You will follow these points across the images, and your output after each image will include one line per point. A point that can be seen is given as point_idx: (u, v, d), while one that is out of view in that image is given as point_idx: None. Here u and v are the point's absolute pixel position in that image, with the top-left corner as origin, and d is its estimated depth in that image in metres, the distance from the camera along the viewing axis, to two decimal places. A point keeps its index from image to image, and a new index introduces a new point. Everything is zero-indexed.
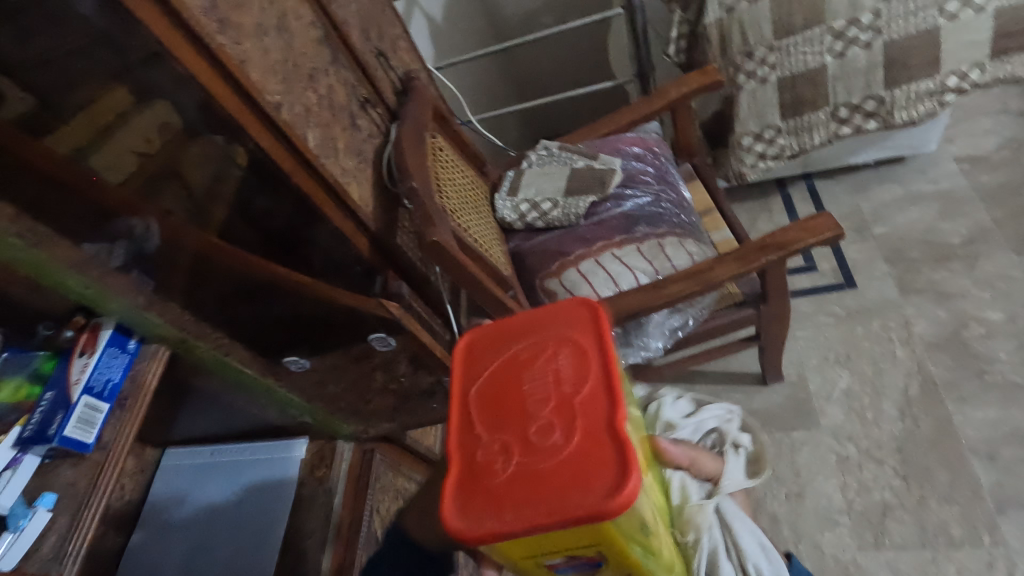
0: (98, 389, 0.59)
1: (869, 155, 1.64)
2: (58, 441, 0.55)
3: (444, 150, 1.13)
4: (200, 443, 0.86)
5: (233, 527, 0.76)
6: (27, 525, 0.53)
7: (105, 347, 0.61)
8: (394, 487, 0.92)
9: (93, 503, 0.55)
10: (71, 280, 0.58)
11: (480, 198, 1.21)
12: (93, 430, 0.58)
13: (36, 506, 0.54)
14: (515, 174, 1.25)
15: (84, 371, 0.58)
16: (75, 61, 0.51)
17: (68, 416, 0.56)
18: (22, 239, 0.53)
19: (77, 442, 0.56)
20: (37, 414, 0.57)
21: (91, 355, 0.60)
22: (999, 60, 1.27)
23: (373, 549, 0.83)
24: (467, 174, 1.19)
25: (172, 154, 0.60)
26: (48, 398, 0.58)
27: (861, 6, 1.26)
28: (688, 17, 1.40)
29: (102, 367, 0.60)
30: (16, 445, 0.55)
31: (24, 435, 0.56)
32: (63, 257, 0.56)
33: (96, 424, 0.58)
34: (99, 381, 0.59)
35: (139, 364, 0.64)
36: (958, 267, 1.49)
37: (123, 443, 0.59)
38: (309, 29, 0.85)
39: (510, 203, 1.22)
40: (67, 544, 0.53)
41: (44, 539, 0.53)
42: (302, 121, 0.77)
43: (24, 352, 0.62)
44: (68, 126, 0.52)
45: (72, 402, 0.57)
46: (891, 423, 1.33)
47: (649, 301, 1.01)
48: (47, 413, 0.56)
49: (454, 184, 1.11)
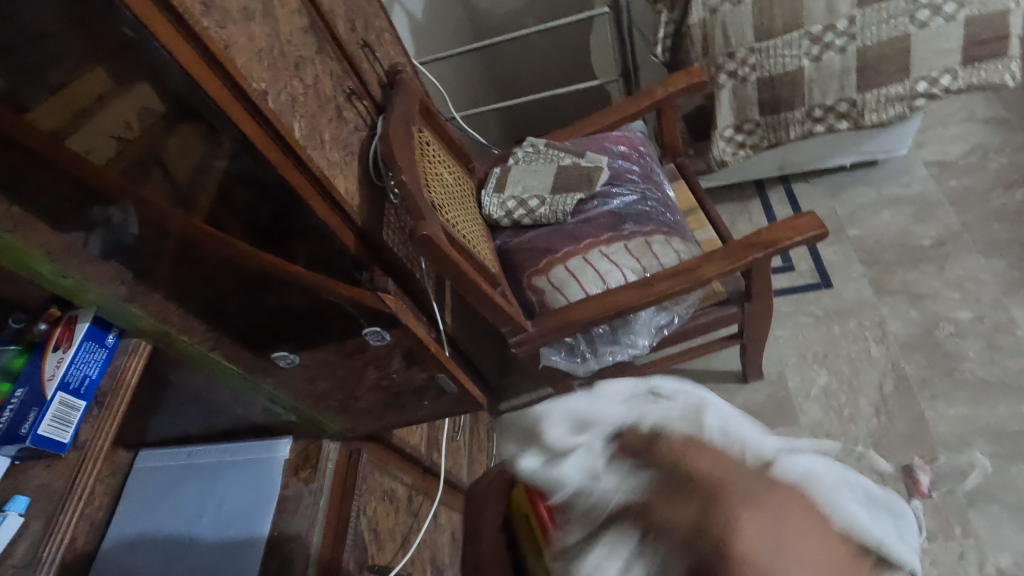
0: (74, 384, 0.56)
1: (845, 159, 1.68)
2: (31, 441, 0.52)
3: (431, 145, 1.11)
4: (173, 445, 0.82)
5: (217, 530, 0.73)
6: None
7: (83, 339, 0.57)
8: (380, 488, 0.90)
9: (70, 508, 0.53)
10: (42, 265, 0.55)
11: (467, 195, 1.20)
12: (69, 429, 0.55)
13: (6, 510, 0.51)
14: (501, 171, 1.24)
15: (59, 366, 0.55)
16: (54, 39, 0.48)
17: (43, 414, 0.53)
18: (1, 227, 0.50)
19: (52, 441, 0.53)
20: (7, 411, 0.53)
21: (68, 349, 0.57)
22: (971, 67, 1.30)
23: (359, 551, 0.81)
24: (455, 171, 1.18)
25: (154, 139, 0.57)
26: (19, 394, 0.55)
27: (838, 13, 1.29)
28: (674, 17, 1.40)
29: (80, 361, 0.56)
30: None
31: None
32: (44, 244, 0.53)
33: (73, 423, 0.55)
34: (76, 375, 0.56)
35: (119, 359, 0.60)
36: (930, 268, 1.54)
37: (102, 443, 0.56)
38: (295, 17, 0.83)
39: (497, 200, 1.21)
40: (42, 549, 0.51)
41: (15, 547, 0.50)
42: (288, 110, 0.74)
43: None
44: (45, 107, 0.49)
45: (47, 399, 0.54)
46: (868, 420, 1.36)
47: (637, 298, 1.01)
48: (19, 410, 0.53)
49: (441, 180, 1.10)
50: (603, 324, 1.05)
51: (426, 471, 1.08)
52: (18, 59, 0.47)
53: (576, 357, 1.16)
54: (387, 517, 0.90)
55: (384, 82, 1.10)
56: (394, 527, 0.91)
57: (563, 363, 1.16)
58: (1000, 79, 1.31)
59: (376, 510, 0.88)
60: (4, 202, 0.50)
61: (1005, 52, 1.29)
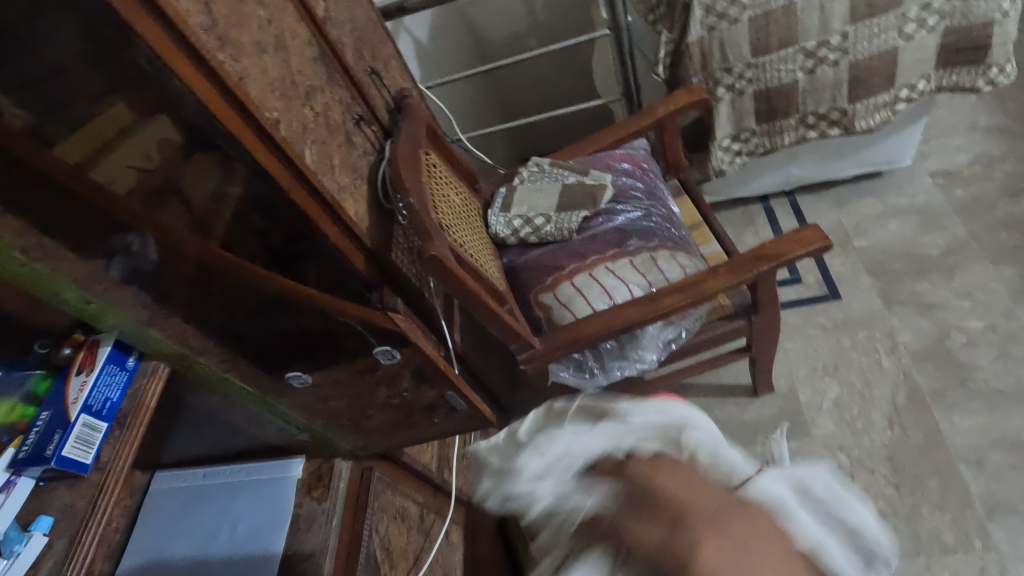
0: (96, 407, 0.57)
1: (848, 171, 1.69)
2: (55, 461, 0.53)
3: (438, 167, 1.14)
4: (190, 466, 0.83)
5: (234, 549, 0.74)
6: (22, 551, 0.51)
7: (105, 363, 0.59)
8: (393, 507, 0.90)
9: (92, 526, 0.55)
10: (66, 290, 0.57)
11: (474, 214, 1.22)
12: (91, 451, 0.56)
13: (30, 531, 0.52)
14: (507, 191, 1.26)
15: (82, 389, 0.57)
16: (76, 75, 0.50)
17: (66, 435, 0.54)
18: (28, 254, 0.53)
19: (75, 462, 0.55)
20: (32, 434, 0.55)
21: (91, 371, 0.58)
22: (944, 71, 1.35)
23: (372, 571, 0.81)
24: (461, 191, 1.21)
25: (173, 169, 0.59)
26: (44, 417, 0.56)
27: (831, 30, 1.30)
28: (673, 37, 1.42)
29: (102, 384, 0.58)
30: (9, 467, 0.54)
31: (18, 456, 0.54)
32: (69, 272, 0.56)
33: (95, 444, 0.57)
34: (98, 398, 0.57)
35: (139, 381, 0.62)
36: (938, 278, 1.54)
37: (122, 463, 0.58)
38: (306, 48, 0.86)
39: (503, 219, 1.23)
40: (66, 568, 0.53)
41: (40, 565, 0.52)
42: (300, 138, 0.77)
43: (19, 371, 0.60)
44: (70, 140, 0.51)
45: (70, 420, 0.55)
46: (881, 431, 1.35)
47: (644, 313, 1.01)
48: (44, 433, 0.55)
49: (449, 200, 1.12)
50: (613, 339, 1.05)
51: (438, 490, 1.08)
52: (42, 94, 0.49)
53: (584, 372, 1.16)
54: (400, 536, 0.90)
55: (392, 107, 1.13)
56: (407, 546, 0.91)
57: (573, 380, 1.17)
58: (973, 83, 1.35)
59: (389, 529, 0.88)
60: (35, 231, 0.53)
61: (981, 60, 1.32)
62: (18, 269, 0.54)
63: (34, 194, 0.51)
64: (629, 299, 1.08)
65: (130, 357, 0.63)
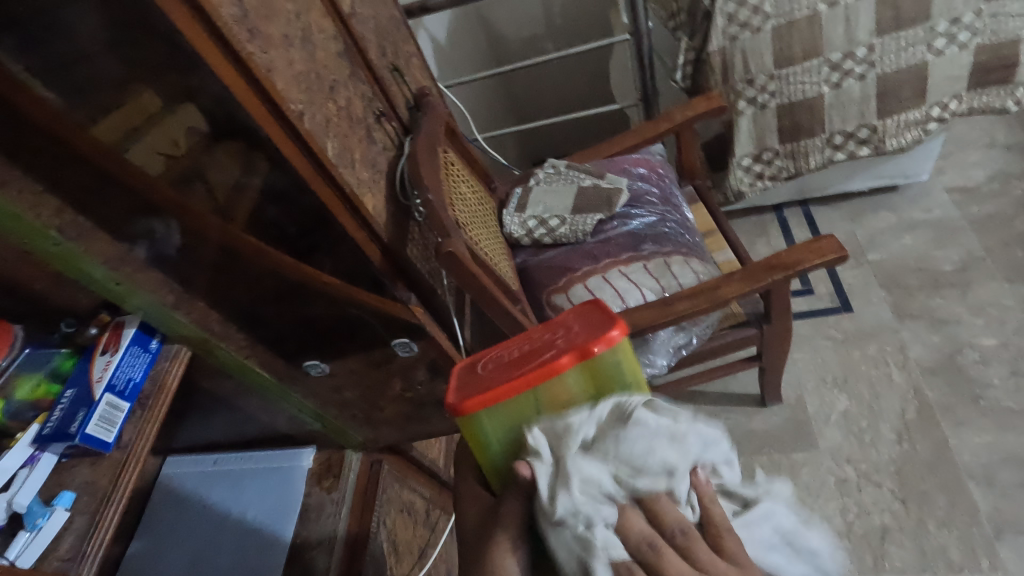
0: (120, 387, 0.58)
1: (865, 183, 1.68)
2: (80, 439, 0.54)
3: (456, 164, 1.14)
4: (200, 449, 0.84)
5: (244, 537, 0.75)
6: (44, 525, 0.52)
7: (129, 345, 0.60)
8: (400, 500, 0.91)
9: (112, 504, 0.55)
10: (95, 271, 0.59)
11: (489, 213, 1.23)
12: (113, 430, 0.57)
13: (53, 506, 0.54)
14: (523, 191, 1.26)
15: (107, 369, 0.58)
16: (107, 62, 0.51)
17: (91, 414, 0.55)
18: (63, 234, 0.55)
19: (99, 441, 0.55)
20: (57, 411, 0.57)
21: (116, 352, 0.59)
22: (976, 91, 1.34)
23: (378, 561, 0.82)
24: (477, 190, 1.22)
25: (198, 156, 0.60)
26: (69, 395, 0.57)
27: (857, 41, 1.30)
28: (694, 45, 1.43)
29: (126, 365, 0.59)
30: (34, 442, 0.55)
31: (43, 432, 0.55)
32: (101, 252, 0.58)
33: (118, 423, 0.58)
34: (121, 378, 0.58)
35: (161, 363, 0.64)
36: (952, 293, 1.53)
37: (142, 444, 0.59)
38: (331, 43, 0.87)
39: (518, 219, 1.24)
40: (85, 544, 0.53)
41: (60, 541, 0.53)
42: (322, 130, 0.78)
43: (44, 349, 0.62)
44: (102, 124, 0.53)
45: (95, 399, 0.56)
46: (889, 446, 1.34)
47: (656, 317, 1.01)
48: (69, 410, 0.56)
49: (464, 198, 1.12)
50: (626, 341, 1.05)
51: (443, 485, 1.09)
52: (75, 80, 0.50)
53: None
54: (405, 530, 0.91)
55: (411, 105, 1.13)
56: (413, 539, 0.91)
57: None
58: (1002, 104, 1.35)
59: (395, 521, 0.89)
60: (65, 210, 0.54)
61: (1013, 79, 1.31)
62: (51, 247, 0.55)
63: (71, 173, 0.53)
64: (642, 303, 1.08)
65: (153, 341, 0.64)
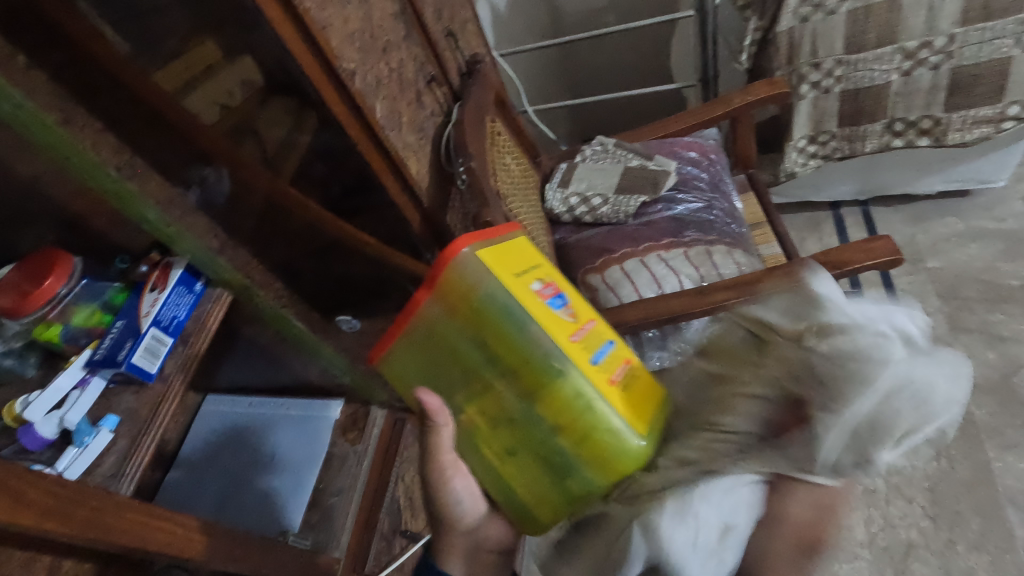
0: (165, 322, 0.62)
1: (932, 185, 1.58)
2: (126, 367, 0.58)
3: (502, 136, 1.14)
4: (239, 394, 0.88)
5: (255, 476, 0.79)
6: (90, 443, 0.56)
7: (175, 284, 0.63)
8: (419, 460, 0.94)
9: (150, 432, 0.59)
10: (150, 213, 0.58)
11: (532, 187, 1.22)
12: (155, 362, 0.61)
13: (98, 426, 0.57)
14: (567, 167, 1.26)
15: (154, 304, 0.61)
16: (167, 13, 0.53)
17: (137, 344, 0.59)
18: (120, 173, 0.54)
19: (142, 370, 0.59)
20: (107, 339, 0.60)
21: (162, 290, 0.62)
22: None
23: (394, 515, 0.85)
24: (522, 162, 1.21)
25: (250, 108, 0.63)
26: (117, 327, 0.61)
27: (938, 30, 1.21)
28: (762, 24, 1.35)
29: (172, 303, 0.62)
30: (86, 366, 0.60)
31: (94, 357, 0.60)
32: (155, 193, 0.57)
33: (160, 356, 0.61)
34: (167, 315, 0.62)
35: (204, 304, 0.67)
36: (1015, 309, 1.43)
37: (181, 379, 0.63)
38: (387, 3, 0.87)
39: (560, 195, 1.23)
40: (125, 466, 0.57)
41: (103, 460, 0.56)
42: (372, 91, 0.78)
43: (100, 282, 0.65)
44: (165, 70, 0.55)
45: (141, 331, 0.60)
46: (925, 461, 1.29)
47: (691, 306, 0.99)
48: (118, 339, 0.59)
49: (507, 170, 1.12)
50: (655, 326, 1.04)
51: None
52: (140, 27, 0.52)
53: None
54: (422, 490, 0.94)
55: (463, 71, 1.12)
56: (430, 498, 0.94)
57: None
58: None
59: (413, 480, 0.92)
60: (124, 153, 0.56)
61: None
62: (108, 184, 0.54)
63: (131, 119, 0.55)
64: (677, 290, 1.05)
65: (196, 283, 0.67)
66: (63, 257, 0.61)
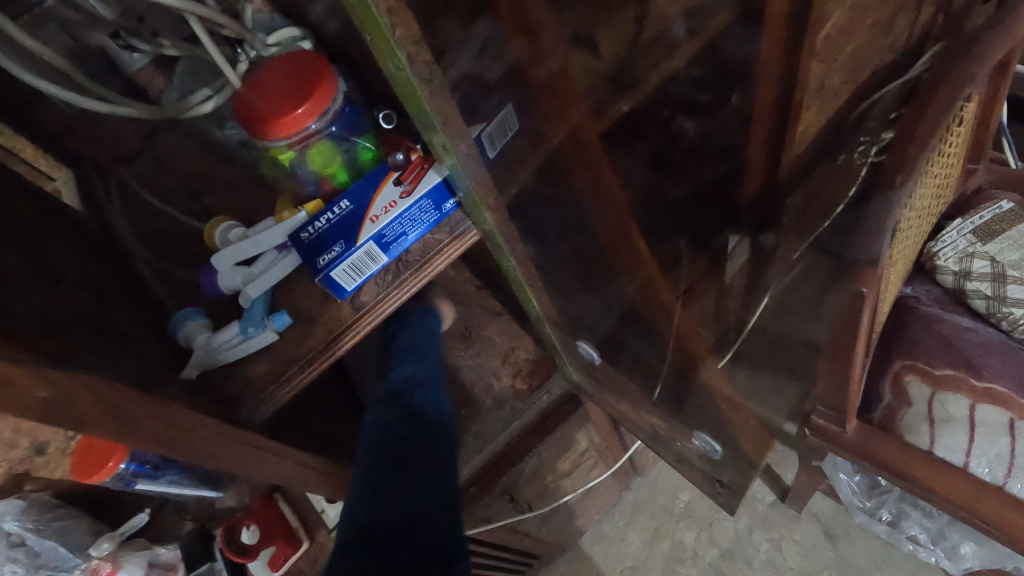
0: (389, 240, 0.41)
1: None
2: (319, 277, 0.40)
3: (961, 121, 0.68)
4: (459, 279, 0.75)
5: None
6: (252, 337, 0.39)
7: (424, 196, 0.40)
8: (570, 441, 0.79)
9: (311, 366, 0.41)
10: (431, 129, 0.31)
11: (937, 209, 0.76)
12: (357, 279, 0.41)
13: (267, 321, 0.40)
14: (1013, 212, 0.78)
15: (390, 212, 0.40)
16: None
17: (345, 255, 0.40)
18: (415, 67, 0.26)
19: (337, 285, 0.40)
20: (326, 216, 0.42)
21: (407, 194, 0.40)
22: None
23: (517, 479, 0.75)
24: (946, 183, 0.74)
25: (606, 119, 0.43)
26: (342, 206, 0.41)
27: None
28: None
29: (412, 218, 0.41)
30: (290, 236, 0.42)
31: (301, 234, 0.42)
32: (450, 109, 0.29)
33: (366, 273, 0.41)
34: (395, 231, 0.41)
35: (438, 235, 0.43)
36: None
37: (378, 313, 0.42)
38: None
39: (963, 248, 0.79)
40: (278, 390, 0.40)
41: (257, 363, 0.40)
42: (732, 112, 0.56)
43: (353, 127, 0.44)
44: None
45: (358, 240, 0.40)
46: None
47: (963, 499, 0.65)
48: (333, 229, 0.41)
49: (925, 195, 0.68)
50: (1009, 547, 0.64)
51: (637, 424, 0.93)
52: None
53: (867, 491, 0.79)
54: (556, 464, 0.81)
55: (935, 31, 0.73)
56: (558, 472, 0.83)
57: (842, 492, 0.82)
58: None
59: (546, 458, 0.77)
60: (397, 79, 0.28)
61: None
62: (388, 63, 0.27)
63: (373, 25, 0.24)
64: (981, 476, 0.67)
65: (446, 202, 0.42)
66: (330, 80, 0.41)
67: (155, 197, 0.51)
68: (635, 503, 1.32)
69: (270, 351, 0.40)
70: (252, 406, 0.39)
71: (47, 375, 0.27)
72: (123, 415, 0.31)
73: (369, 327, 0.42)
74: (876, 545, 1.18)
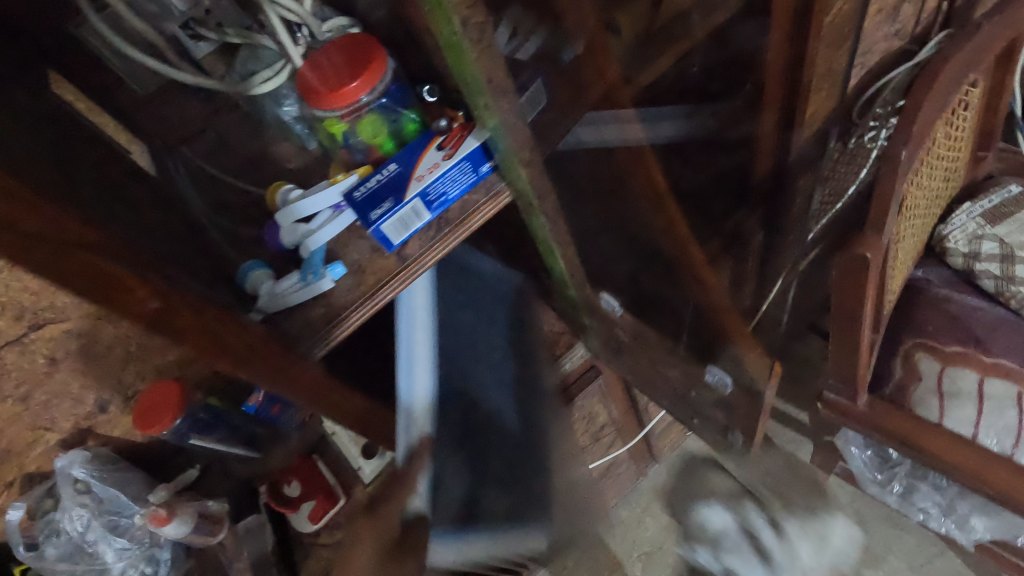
0: (431, 199, 0.46)
1: None
2: (371, 229, 0.45)
3: (967, 105, 0.71)
4: None
5: None
6: (311, 283, 0.45)
7: (462, 159, 0.45)
8: (589, 411, 0.83)
9: (362, 310, 0.46)
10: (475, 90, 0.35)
11: (946, 192, 0.79)
12: (403, 233, 0.46)
13: (324, 270, 0.45)
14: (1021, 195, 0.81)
15: (432, 173, 0.45)
16: None
17: (393, 210, 0.45)
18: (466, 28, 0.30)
19: (385, 238, 0.46)
20: (376, 177, 0.47)
21: (449, 157, 0.45)
22: None
23: None
24: (955, 166, 0.77)
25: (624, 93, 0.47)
26: (390, 169, 0.47)
27: None
28: None
29: (452, 179, 0.46)
30: (344, 195, 0.48)
31: (354, 194, 0.47)
32: (493, 69, 0.34)
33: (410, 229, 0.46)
34: (436, 191, 0.46)
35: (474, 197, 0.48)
36: None
37: (421, 265, 0.47)
38: None
39: (972, 230, 0.81)
40: (332, 331, 0.45)
41: (314, 307, 0.45)
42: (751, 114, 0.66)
43: (399, 101, 0.48)
44: None
45: (404, 197, 0.45)
46: None
47: (970, 468, 0.68)
48: (383, 187, 0.46)
49: (932, 175, 0.71)
50: (1015, 514, 0.66)
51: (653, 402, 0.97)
52: None
53: (878, 465, 0.82)
54: (576, 436, 0.85)
55: (941, 18, 0.76)
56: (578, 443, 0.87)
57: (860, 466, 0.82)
58: None
59: None
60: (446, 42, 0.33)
61: None
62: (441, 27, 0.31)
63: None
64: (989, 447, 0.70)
65: (482, 165, 0.46)
66: (380, 57, 0.46)
67: (216, 168, 0.56)
68: (652, 488, 1.36)
69: (325, 298, 0.45)
70: (311, 344, 0.44)
71: (156, 288, 0.32)
72: (210, 332, 0.36)
73: (413, 278, 0.46)
74: (891, 531, 1.19)
